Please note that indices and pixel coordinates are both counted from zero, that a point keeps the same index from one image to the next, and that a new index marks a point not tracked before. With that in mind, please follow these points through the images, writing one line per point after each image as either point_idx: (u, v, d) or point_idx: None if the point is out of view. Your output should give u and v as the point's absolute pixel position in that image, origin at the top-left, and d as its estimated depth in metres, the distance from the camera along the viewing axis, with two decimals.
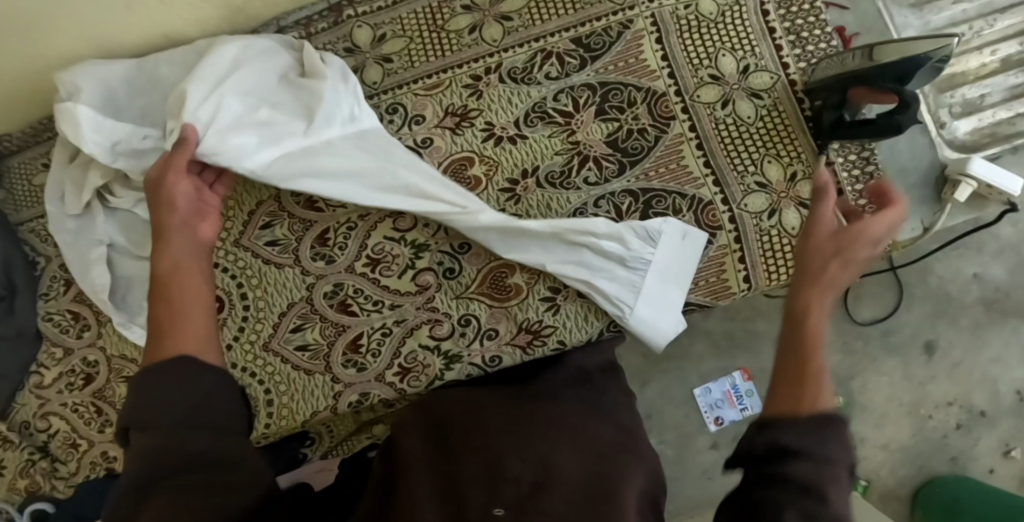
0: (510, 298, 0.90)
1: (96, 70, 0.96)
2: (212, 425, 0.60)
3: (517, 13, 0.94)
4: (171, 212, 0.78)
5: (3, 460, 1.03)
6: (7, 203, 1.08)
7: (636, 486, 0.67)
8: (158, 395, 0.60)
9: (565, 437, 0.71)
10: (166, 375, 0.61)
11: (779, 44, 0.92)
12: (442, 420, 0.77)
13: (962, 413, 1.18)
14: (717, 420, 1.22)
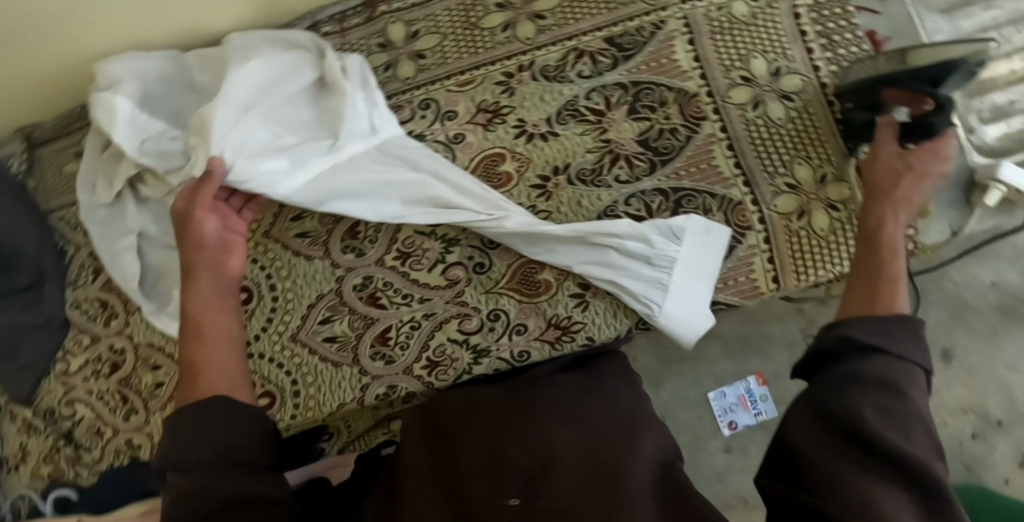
0: (539, 293, 0.91)
1: (136, 62, 0.97)
2: (241, 461, 0.63)
3: (550, 12, 0.95)
4: (197, 250, 0.82)
5: (30, 446, 1.05)
6: (38, 191, 1.09)
7: (647, 459, 0.69)
8: (192, 433, 0.63)
9: (565, 418, 0.73)
10: (201, 416, 0.64)
11: (810, 47, 0.93)
12: (444, 417, 0.77)
13: (977, 421, 1.15)
14: (730, 425, 1.22)
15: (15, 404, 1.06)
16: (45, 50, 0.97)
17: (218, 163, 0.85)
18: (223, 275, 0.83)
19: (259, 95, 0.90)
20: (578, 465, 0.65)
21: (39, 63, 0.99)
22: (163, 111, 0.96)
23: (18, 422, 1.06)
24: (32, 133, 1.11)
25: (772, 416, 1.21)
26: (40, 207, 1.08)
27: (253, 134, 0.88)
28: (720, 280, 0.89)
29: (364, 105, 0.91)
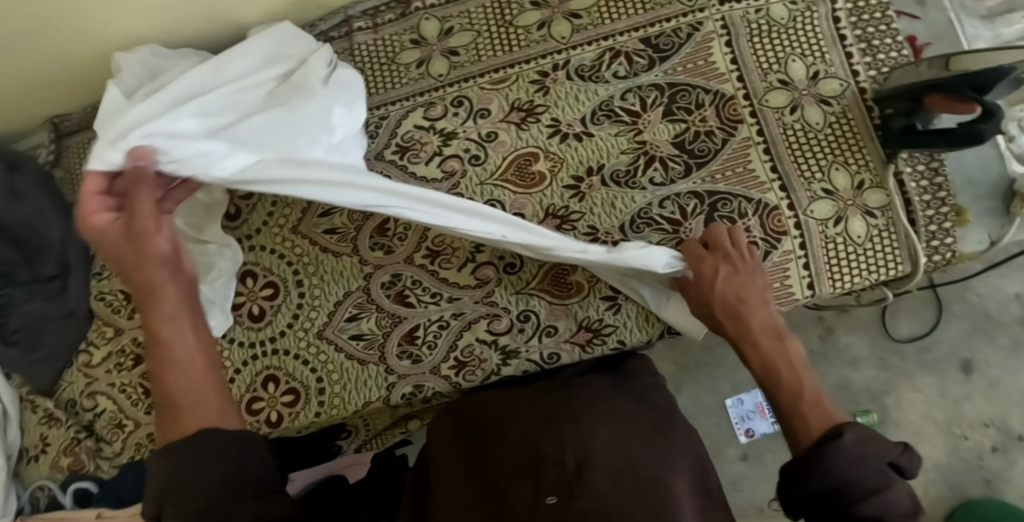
0: (571, 295, 0.90)
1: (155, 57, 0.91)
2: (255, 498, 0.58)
3: (586, 11, 0.94)
4: (155, 264, 0.64)
5: (48, 438, 1.03)
6: (65, 182, 1.09)
7: (681, 472, 0.69)
8: (192, 475, 0.57)
9: (597, 418, 0.71)
10: (198, 454, 0.58)
11: (849, 51, 0.91)
12: (473, 417, 0.78)
13: (998, 435, 1.13)
14: (748, 432, 1.21)
15: (37, 394, 1.05)
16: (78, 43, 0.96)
17: (145, 147, 0.66)
18: (185, 284, 0.67)
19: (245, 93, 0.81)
20: (612, 467, 0.64)
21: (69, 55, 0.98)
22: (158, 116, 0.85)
23: (40, 412, 1.04)
24: (60, 122, 1.10)
25: None
26: (67, 198, 1.08)
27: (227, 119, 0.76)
28: None
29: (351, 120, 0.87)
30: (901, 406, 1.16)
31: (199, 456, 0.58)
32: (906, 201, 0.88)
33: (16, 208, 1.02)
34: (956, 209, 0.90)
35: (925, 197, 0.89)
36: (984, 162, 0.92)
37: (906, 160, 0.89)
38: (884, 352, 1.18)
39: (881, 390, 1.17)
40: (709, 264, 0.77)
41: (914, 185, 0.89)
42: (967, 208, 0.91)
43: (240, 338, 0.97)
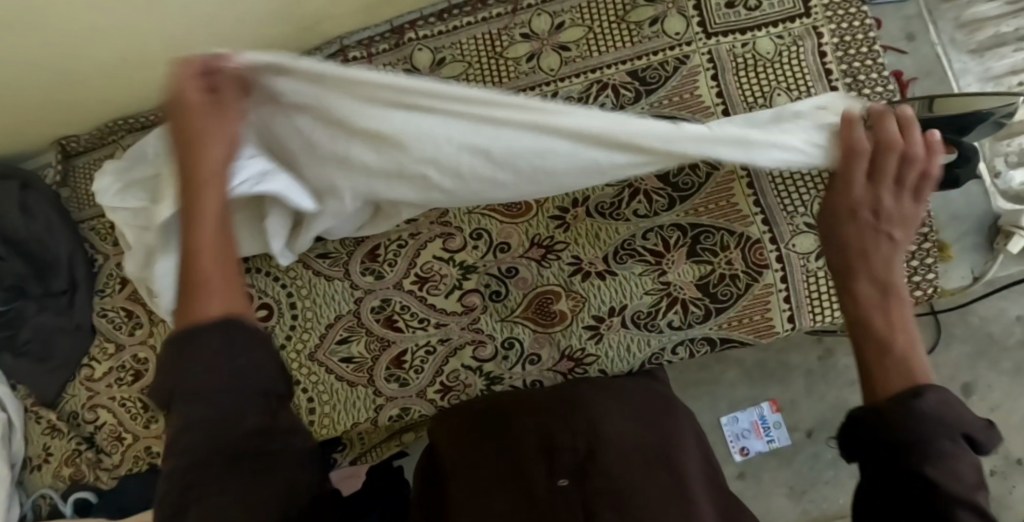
0: (554, 323, 0.91)
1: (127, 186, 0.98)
2: (257, 395, 0.47)
3: (575, 44, 0.96)
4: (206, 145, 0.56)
5: (53, 448, 1.07)
6: (72, 201, 1.11)
7: (688, 454, 0.73)
8: (203, 358, 0.46)
9: (609, 406, 0.76)
10: (218, 334, 0.47)
11: (835, 86, 0.92)
12: (487, 405, 0.83)
13: (997, 459, 1.12)
14: (742, 451, 1.22)
15: (41, 406, 1.08)
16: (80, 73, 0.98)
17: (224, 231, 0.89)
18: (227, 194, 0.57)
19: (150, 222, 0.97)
20: (623, 450, 0.69)
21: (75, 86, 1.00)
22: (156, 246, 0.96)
23: (43, 423, 1.08)
24: (67, 144, 1.11)
25: (785, 444, 1.21)
26: (73, 216, 1.10)
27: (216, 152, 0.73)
28: (735, 318, 0.89)
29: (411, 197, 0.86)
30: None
31: (222, 344, 0.47)
32: None
33: (25, 224, 1.05)
34: (939, 244, 0.90)
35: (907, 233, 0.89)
36: (969, 198, 0.91)
37: None
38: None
39: None
40: (869, 189, 0.61)
41: None
42: (950, 244, 0.90)
43: None
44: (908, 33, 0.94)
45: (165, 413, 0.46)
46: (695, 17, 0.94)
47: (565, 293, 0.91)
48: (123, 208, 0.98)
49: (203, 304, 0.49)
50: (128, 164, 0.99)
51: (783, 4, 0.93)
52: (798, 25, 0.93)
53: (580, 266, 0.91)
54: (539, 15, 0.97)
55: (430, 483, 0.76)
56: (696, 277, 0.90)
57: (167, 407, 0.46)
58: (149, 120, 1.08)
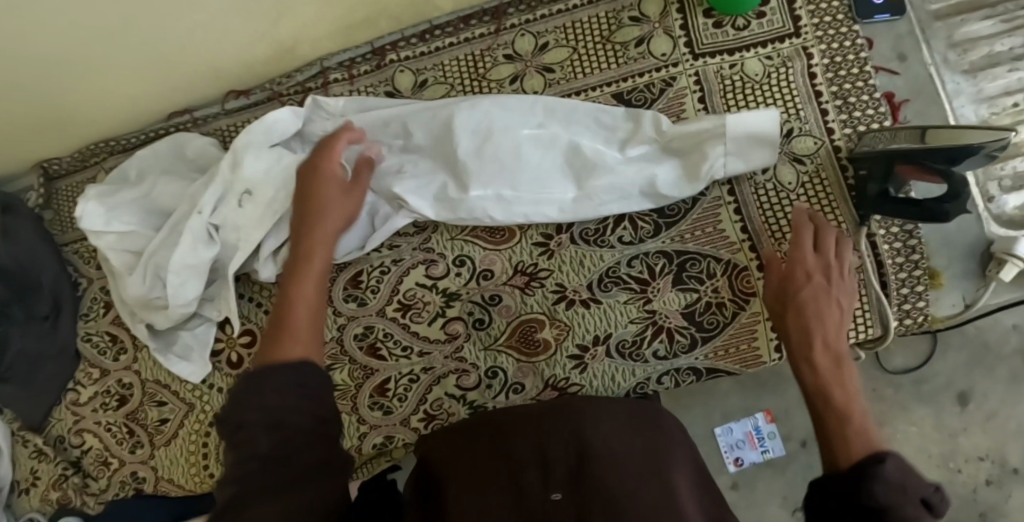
0: (538, 353, 0.90)
1: (114, 204, 0.94)
2: (319, 422, 0.57)
3: (559, 65, 0.94)
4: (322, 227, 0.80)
5: (38, 473, 1.07)
6: (54, 224, 1.09)
7: (680, 467, 0.72)
8: (281, 386, 0.56)
9: (597, 417, 0.75)
10: (292, 371, 0.58)
11: (824, 108, 0.89)
12: (477, 422, 0.82)
13: (993, 469, 1.02)
14: (736, 461, 1.15)
15: (28, 430, 1.08)
16: (63, 103, 0.98)
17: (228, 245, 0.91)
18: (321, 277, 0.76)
19: (139, 246, 0.95)
20: (615, 457, 0.68)
21: (63, 117, 1.00)
22: (143, 268, 0.93)
23: (30, 447, 1.08)
24: (49, 166, 1.08)
25: (780, 454, 1.13)
26: (57, 239, 1.09)
27: (265, 164, 0.89)
28: (722, 348, 0.88)
29: (418, 190, 0.89)
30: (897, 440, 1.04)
31: (295, 380, 0.57)
32: (879, 267, 0.87)
33: (7, 248, 1.02)
34: (929, 271, 0.89)
35: (898, 260, 0.87)
36: (961, 223, 0.89)
37: (880, 223, 0.87)
38: (878, 384, 1.06)
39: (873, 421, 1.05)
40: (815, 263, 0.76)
41: (887, 247, 0.87)
42: (941, 271, 0.89)
43: (218, 383, 1.00)
44: (900, 52, 0.92)
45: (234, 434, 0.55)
46: (682, 37, 0.92)
47: (549, 321, 0.90)
48: (107, 233, 0.94)
49: (287, 342, 0.63)
50: (112, 189, 0.96)
51: (772, 23, 0.91)
52: (788, 45, 0.91)
53: (564, 293, 0.90)
54: (522, 35, 0.95)
55: (422, 498, 0.73)
56: (681, 306, 0.88)
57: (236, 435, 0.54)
58: (132, 142, 1.04)
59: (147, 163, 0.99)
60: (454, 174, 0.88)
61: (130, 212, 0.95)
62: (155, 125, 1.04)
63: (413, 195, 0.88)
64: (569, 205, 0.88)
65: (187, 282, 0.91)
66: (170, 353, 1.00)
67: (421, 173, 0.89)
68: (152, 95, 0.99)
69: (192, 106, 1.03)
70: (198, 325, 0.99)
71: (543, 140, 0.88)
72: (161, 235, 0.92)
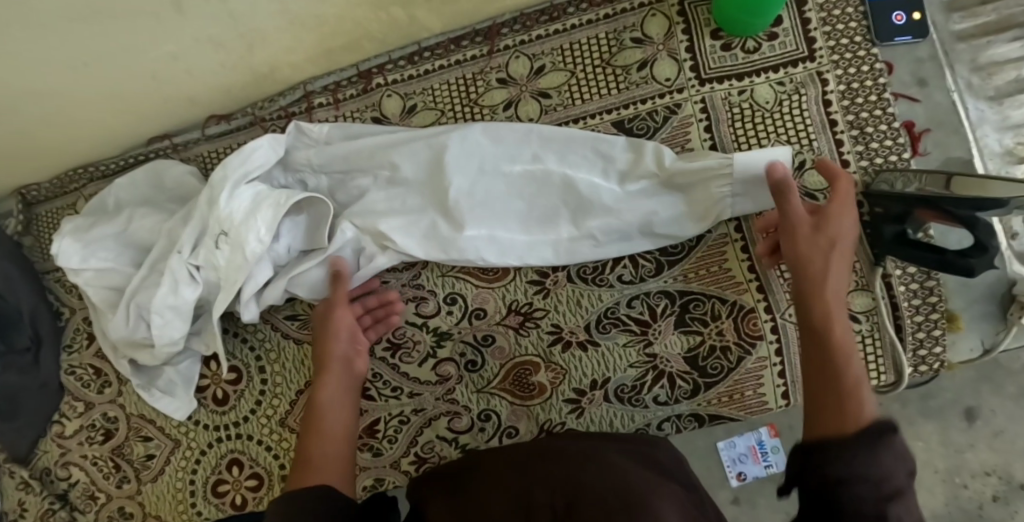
0: (533, 396, 0.86)
1: (90, 239, 0.91)
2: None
3: (556, 90, 0.88)
4: (332, 351, 0.79)
5: (25, 505, 1.00)
6: (36, 251, 1.05)
7: (674, 494, 0.63)
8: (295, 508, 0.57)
9: (585, 459, 0.69)
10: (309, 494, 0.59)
11: (839, 139, 0.84)
12: (465, 470, 0.76)
13: (1001, 486, 0.95)
14: (738, 476, 1.04)
15: (13, 463, 1.01)
16: (37, 137, 0.93)
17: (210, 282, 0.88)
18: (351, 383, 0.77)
19: (119, 282, 0.92)
20: (602, 495, 0.60)
21: (37, 148, 0.95)
22: (123, 306, 0.90)
23: (16, 478, 1.01)
24: (28, 193, 1.04)
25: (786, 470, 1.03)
26: (38, 267, 1.05)
27: (247, 201, 0.84)
28: (725, 394, 0.84)
29: (407, 229, 0.85)
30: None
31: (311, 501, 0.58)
32: (893, 308, 0.82)
33: None
34: (947, 314, 0.84)
35: (914, 301, 0.82)
36: None
37: (895, 262, 0.82)
38: (884, 400, 0.98)
39: None
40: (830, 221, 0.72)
41: (903, 288, 0.82)
42: (959, 314, 0.84)
43: (205, 420, 0.97)
44: (920, 78, 0.86)
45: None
46: (688, 60, 0.86)
47: (544, 363, 0.86)
48: (85, 269, 0.92)
49: (308, 475, 0.63)
50: (90, 222, 0.93)
51: (785, 46, 0.85)
52: (801, 70, 0.85)
53: (560, 334, 0.86)
54: (517, 58, 0.89)
55: None
56: (683, 349, 0.84)
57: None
58: (111, 167, 1.01)
59: (126, 192, 0.95)
60: (445, 213, 0.84)
61: (108, 249, 0.92)
62: (135, 150, 1.00)
63: (400, 235, 0.85)
64: (564, 245, 0.84)
65: (168, 323, 0.88)
66: (154, 389, 0.96)
67: (410, 211, 0.85)
68: (129, 123, 0.94)
69: (171, 131, 0.98)
70: (182, 361, 0.96)
71: (536, 175, 0.84)
72: (141, 272, 0.90)
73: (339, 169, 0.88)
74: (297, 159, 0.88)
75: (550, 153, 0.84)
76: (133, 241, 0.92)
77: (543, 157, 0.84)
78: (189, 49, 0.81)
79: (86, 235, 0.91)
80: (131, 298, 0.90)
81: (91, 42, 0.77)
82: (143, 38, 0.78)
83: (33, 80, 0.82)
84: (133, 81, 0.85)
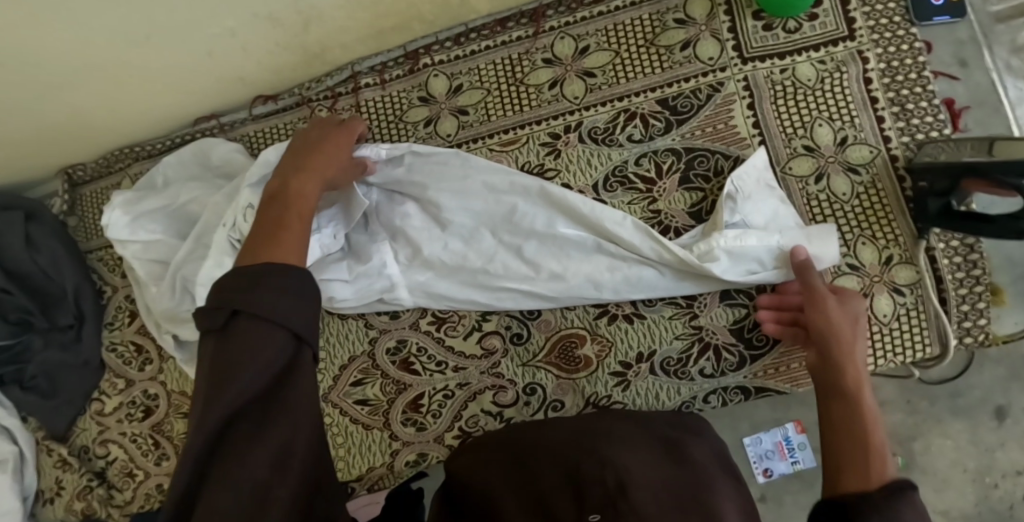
0: (579, 369, 0.87)
1: (135, 212, 0.92)
2: (294, 332, 0.51)
3: (601, 70, 0.90)
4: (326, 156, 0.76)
5: (62, 482, 1.01)
6: (78, 230, 1.07)
7: (725, 492, 0.64)
8: (270, 292, 0.51)
9: (636, 445, 0.69)
10: (290, 278, 0.53)
11: (880, 115, 0.85)
12: (522, 444, 0.76)
13: None
14: (765, 473, 1.02)
15: (51, 439, 1.02)
16: (90, 115, 0.95)
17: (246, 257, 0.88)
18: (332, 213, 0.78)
19: (164, 254, 0.93)
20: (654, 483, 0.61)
21: (87, 126, 0.97)
22: (169, 279, 0.90)
23: (55, 456, 1.02)
24: (74, 172, 1.06)
25: (812, 467, 1.01)
26: (81, 246, 1.06)
27: None
28: (772, 366, 0.84)
29: (448, 276, 0.87)
30: (930, 452, 0.97)
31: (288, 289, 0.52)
32: (938, 280, 0.83)
33: (29, 257, 0.98)
34: (991, 287, 0.86)
35: (958, 274, 0.83)
36: None
37: (938, 235, 0.83)
38: (913, 396, 0.99)
39: (907, 435, 0.97)
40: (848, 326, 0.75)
41: (948, 261, 0.83)
42: (1003, 288, 0.86)
43: None
44: (961, 58, 0.88)
45: (222, 326, 0.50)
46: (730, 40, 0.88)
47: (590, 336, 0.87)
48: (133, 241, 0.93)
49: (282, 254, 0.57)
50: (139, 196, 0.94)
51: (825, 26, 0.87)
52: (841, 49, 0.86)
53: (606, 308, 0.87)
54: (562, 39, 0.91)
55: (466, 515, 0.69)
56: (729, 321, 0.84)
57: (227, 326, 0.50)
58: (158, 147, 1.02)
59: (172, 170, 0.97)
60: (484, 261, 0.85)
61: (153, 221, 0.93)
62: (182, 130, 1.02)
63: (443, 281, 0.87)
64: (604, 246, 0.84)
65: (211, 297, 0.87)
66: (196, 363, 0.95)
67: (466, 233, 0.86)
68: (179, 103, 0.96)
69: (217, 111, 1.00)
70: None
71: (587, 245, 0.84)
72: (186, 246, 0.90)
73: (389, 188, 0.88)
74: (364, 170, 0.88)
75: (603, 235, 0.84)
76: (181, 218, 0.93)
77: (603, 241, 0.84)
78: (248, 25, 0.83)
79: (131, 208, 0.92)
80: (177, 270, 0.90)
81: (161, 18, 0.79)
82: (205, 13, 0.80)
83: (98, 58, 0.84)
84: (190, 59, 0.87)
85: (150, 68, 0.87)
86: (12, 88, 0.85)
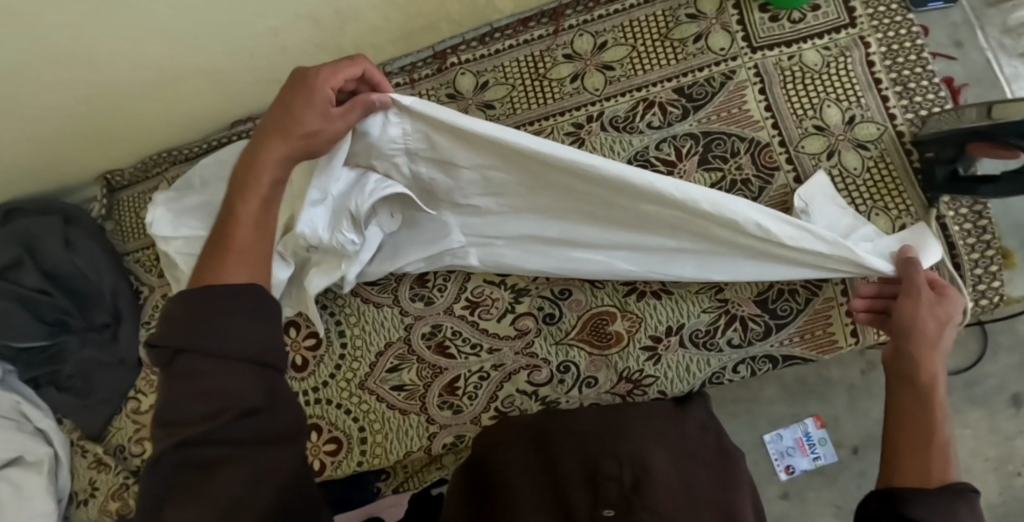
0: (611, 345, 0.90)
1: (179, 210, 0.97)
2: (251, 359, 0.49)
3: (619, 63, 0.96)
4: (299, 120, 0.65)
5: (98, 483, 1.01)
6: (115, 233, 1.10)
7: (745, 494, 0.65)
8: (216, 320, 0.49)
9: (652, 437, 0.70)
10: (235, 301, 0.50)
11: (885, 95, 0.90)
12: (541, 426, 0.77)
13: None
14: (787, 470, 1.03)
15: (87, 439, 1.03)
16: (134, 116, 0.99)
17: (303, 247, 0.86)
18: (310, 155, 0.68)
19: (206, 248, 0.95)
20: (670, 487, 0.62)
21: (129, 128, 1.02)
22: None
23: (90, 456, 1.03)
24: (112, 178, 1.11)
25: (833, 462, 1.02)
26: (118, 248, 1.09)
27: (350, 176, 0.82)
28: (798, 334, 0.87)
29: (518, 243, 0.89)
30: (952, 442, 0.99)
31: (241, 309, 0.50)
32: (950, 245, 0.87)
33: (69, 258, 1.02)
34: (1003, 251, 0.92)
35: (969, 240, 0.87)
36: None
37: (948, 204, 0.88)
38: None
39: None
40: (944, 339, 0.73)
41: (958, 228, 0.88)
42: (1014, 251, 0.92)
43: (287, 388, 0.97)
44: (955, 39, 0.95)
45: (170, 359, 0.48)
46: (739, 32, 0.94)
47: (620, 313, 0.90)
48: (176, 238, 0.96)
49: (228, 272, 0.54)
50: (179, 195, 0.98)
51: (828, 15, 0.93)
52: (844, 35, 0.92)
53: (635, 285, 0.90)
54: (581, 35, 0.97)
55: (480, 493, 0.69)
56: (754, 293, 0.88)
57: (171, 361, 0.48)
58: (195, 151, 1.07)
59: (208, 170, 1.01)
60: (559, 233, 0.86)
61: (195, 218, 0.96)
62: (217, 134, 1.07)
63: (511, 250, 0.89)
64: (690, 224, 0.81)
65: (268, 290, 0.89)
66: None
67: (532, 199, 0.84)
68: (218, 104, 1.01)
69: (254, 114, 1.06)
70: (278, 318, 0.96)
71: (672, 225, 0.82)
72: None
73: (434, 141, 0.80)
74: (389, 137, 0.79)
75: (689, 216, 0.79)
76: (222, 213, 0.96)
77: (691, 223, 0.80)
78: (289, 24, 0.89)
79: (175, 206, 0.97)
80: None
81: (213, 18, 0.84)
82: (251, 13, 0.85)
83: (149, 59, 0.88)
84: (233, 59, 0.93)
85: (196, 69, 0.93)
86: (66, 84, 0.90)
